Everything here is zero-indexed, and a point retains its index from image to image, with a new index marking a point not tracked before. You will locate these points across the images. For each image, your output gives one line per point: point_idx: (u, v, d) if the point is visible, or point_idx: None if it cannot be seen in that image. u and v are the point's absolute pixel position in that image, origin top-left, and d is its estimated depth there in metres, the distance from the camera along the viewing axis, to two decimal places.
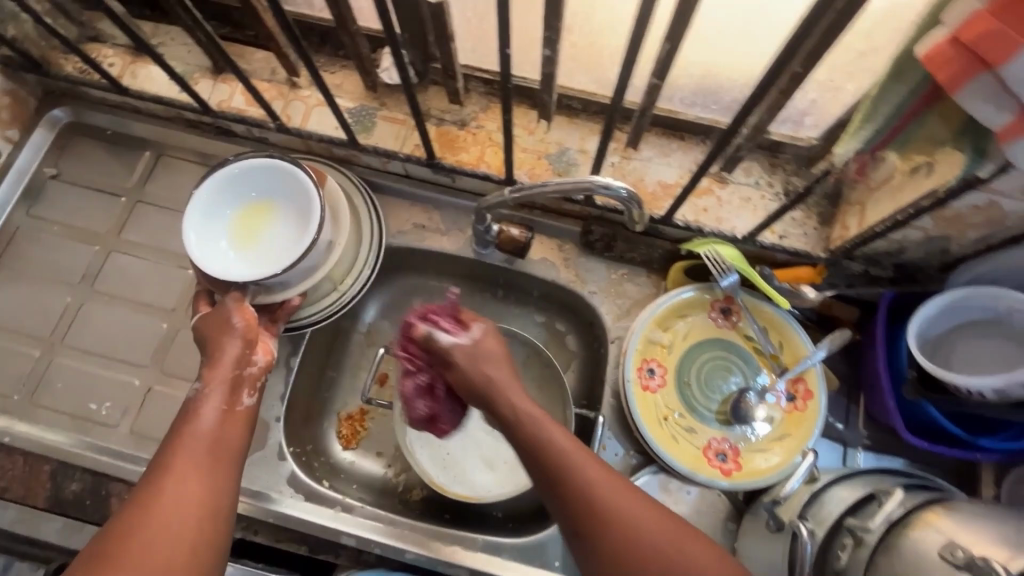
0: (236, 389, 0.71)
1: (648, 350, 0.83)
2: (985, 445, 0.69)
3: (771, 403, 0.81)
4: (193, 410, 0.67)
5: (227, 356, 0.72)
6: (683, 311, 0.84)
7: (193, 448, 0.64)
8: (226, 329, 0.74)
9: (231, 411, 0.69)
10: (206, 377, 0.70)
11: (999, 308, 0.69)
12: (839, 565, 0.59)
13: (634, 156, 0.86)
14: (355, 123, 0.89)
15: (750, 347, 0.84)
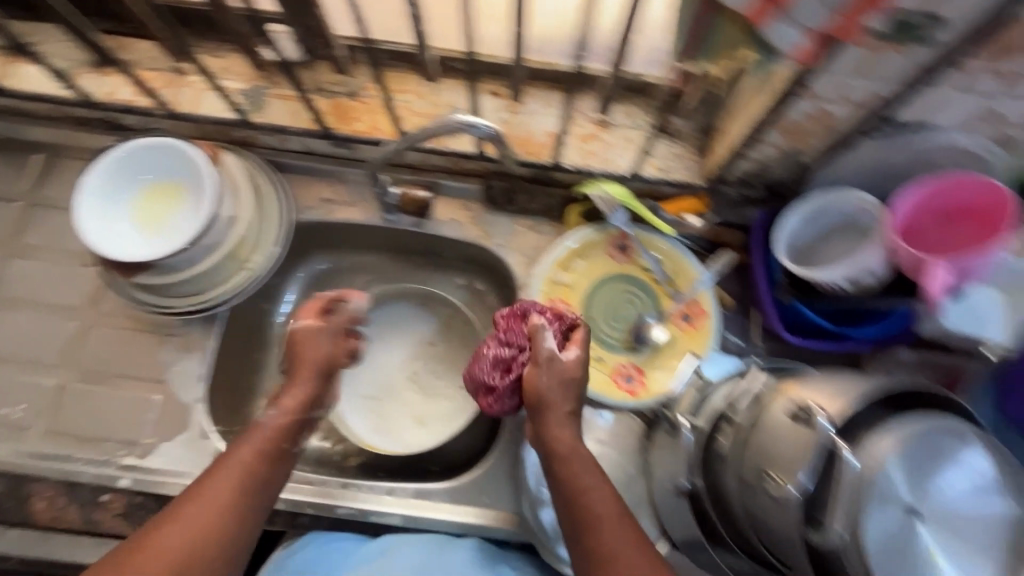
0: (296, 434, 0.69)
1: (552, 291, 0.88)
2: (853, 334, 0.77)
3: (672, 325, 0.86)
4: (228, 452, 0.64)
5: (297, 393, 0.71)
6: (582, 251, 0.89)
7: (230, 474, 0.62)
8: (320, 368, 0.74)
9: (288, 450, 0.67)
10: (280, 407, 0.69)
11: (851, 210, 0.75)
12: (718, 451, 0.63)
13: (522, 110, 0.89)
14: (248, 103, 0.88)
15: (647, 278, 0.89)
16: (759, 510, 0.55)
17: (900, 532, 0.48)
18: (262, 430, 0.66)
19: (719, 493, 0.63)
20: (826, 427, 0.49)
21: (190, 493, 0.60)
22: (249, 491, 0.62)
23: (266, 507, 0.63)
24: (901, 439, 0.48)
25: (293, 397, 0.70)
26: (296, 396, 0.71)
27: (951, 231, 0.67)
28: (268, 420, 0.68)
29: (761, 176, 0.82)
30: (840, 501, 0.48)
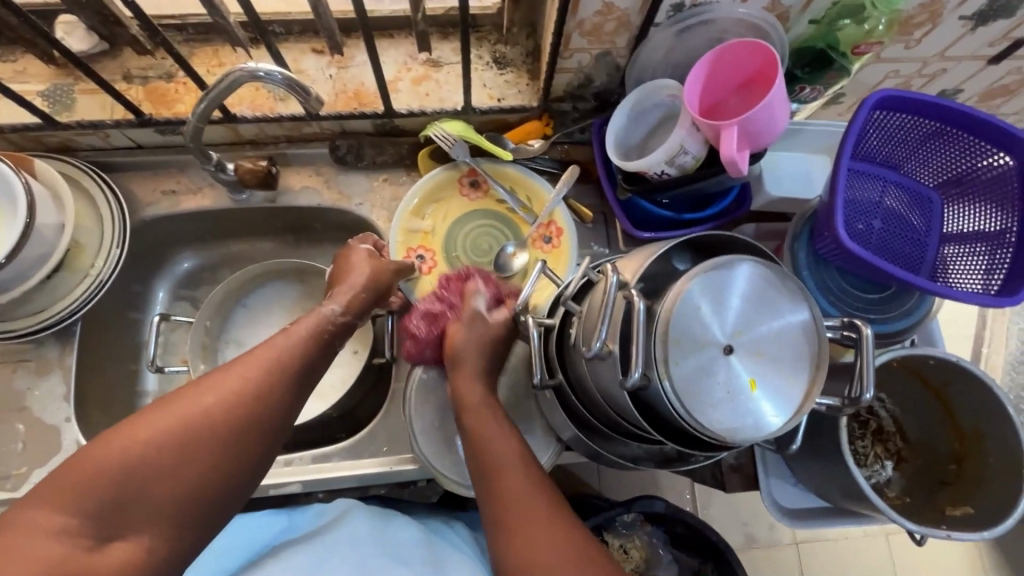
0: (346, 334, 0.70)
1: (411, 239, 0.89)
2: (690, 217, 0.82)
3: (534, 247, 0.90)
4: (308, 316, 0.67)
5: (355, 296, 0.72)
6: (435, 195, 0.91)
7: (278, 351, 0.62)
8: (374, 288, 0.75)
9: (333, 343, 0.68)
10: (343, 301, 0.71)
11: (667, 100, 0.79)
12: (570, 341, 0.66)
13: (350, 64, 0.88)
14: (53, 103, 0.83)
15: (504, 209, 0.92)
16: (600, 379, 0.59)
17: (702, 359, 0.53)
18: (323, 316, 0.68)
19: (577, 379, 0.67)
20: (614, 280, 0.52)
21: (237, 362, 0.60)
22: (291, 369, 0.62)
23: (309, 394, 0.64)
24: (691, 276, 0.53)
25: (335, 305, 0.70)
26: (358, 302, 0.73)
27: (748, 100, 0.72)
28: (331, 313, 0.69)
29: (587, 86, 0.85)
30: (636, 343, 0.50)
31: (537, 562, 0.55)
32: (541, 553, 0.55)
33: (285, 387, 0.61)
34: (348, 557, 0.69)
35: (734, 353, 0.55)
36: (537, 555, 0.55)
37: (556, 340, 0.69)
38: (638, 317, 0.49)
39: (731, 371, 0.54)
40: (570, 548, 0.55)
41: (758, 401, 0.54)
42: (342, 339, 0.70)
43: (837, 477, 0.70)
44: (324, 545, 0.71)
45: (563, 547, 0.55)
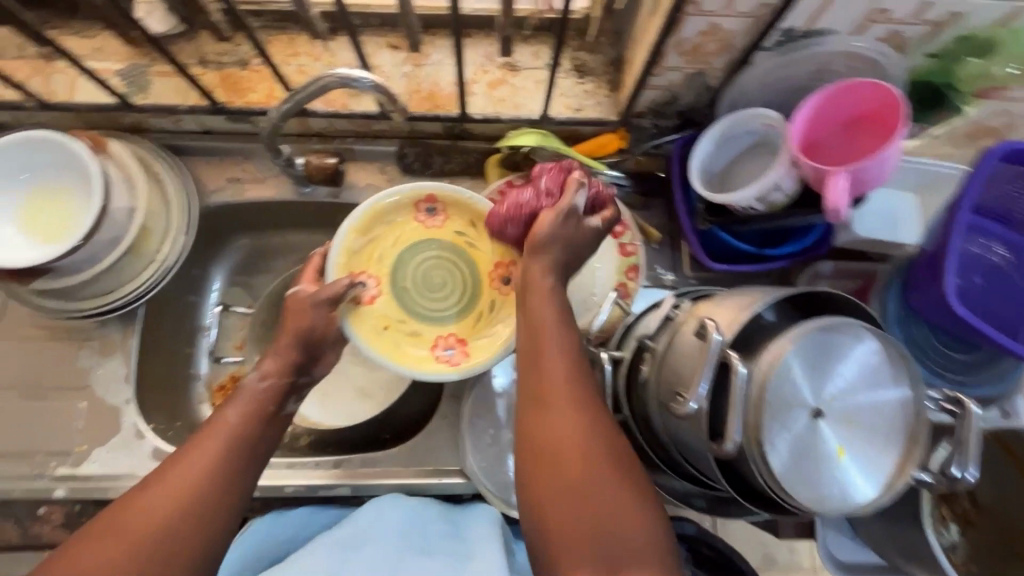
0: (281, 397, 0.64)
1: (353, 262, 0.75)
2: (772, 254, 0.78)
3: (491, 287, 0.78)
4: (239, 397, 0.63)
5: (277, 358, 0.66)
6: (381, 216, 0.76)
7: (217, 441, 0.58)
8: (302, 336, 0.66)
9: (274, 415, 0.63)
10: (263, 368, 0.65)
11: (759, 128, 0.76)
12: (641, 378, 0.64)
13: (425, 62, 0.85)
14: (128, 84, 0.82)
15: (458, 242, 0.78)
16: (674, 427, 0.57)
17: (793, 426, 0.51)
18: (248, 392, 0.63)
19: (645, 418, 0.64)
20: (716, 338, 0.48)
21: (171, 461, 0.56)
22: (232, 455, 0.58)
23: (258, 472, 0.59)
24: (795, 337, 0.50)
25: (256, 373, 0.64)
26: (279, 362, 0.66)
27: (854, 140, 0.69)
28: (253, 384, 0.63)
29: (672, 104, 0.81)
30: (732, 410, 0.46)
31: (576, 475, 0.50)
32: (581, 465, 0.51)
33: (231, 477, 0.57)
34: (375, 553, 0.66)
35: (825, 420, 0.52)
36: (576, 468, 0.51)
37: (625, 375, 0.67)
38: (739, 382, 0.46)
39: (822, 441, 0.52)
40: (610, 470, 0.51)
41: (846, 469, 0.52)
42: (280, 404, 0.64)
43: (902, 538, 0.68)
44: (354, 537, 0.68)
45: (605, 466, 0.51)
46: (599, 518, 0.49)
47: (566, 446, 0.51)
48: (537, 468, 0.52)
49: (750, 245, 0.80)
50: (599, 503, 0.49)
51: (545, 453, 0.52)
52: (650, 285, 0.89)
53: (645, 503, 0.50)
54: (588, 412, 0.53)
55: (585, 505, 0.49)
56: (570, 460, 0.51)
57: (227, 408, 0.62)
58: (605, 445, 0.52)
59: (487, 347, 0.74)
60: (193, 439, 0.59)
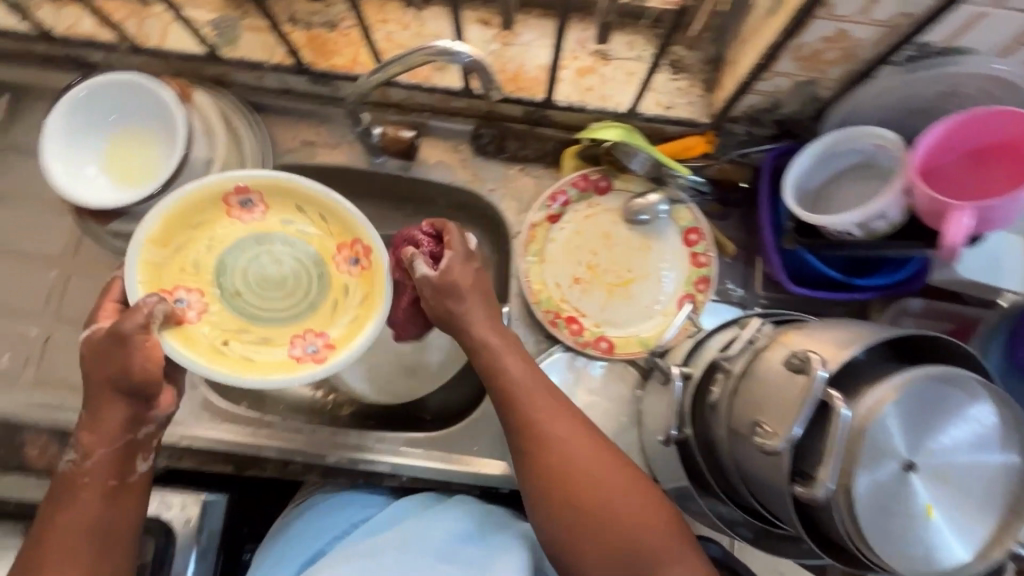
0: (118, 464, 0.60)
1: (162, 270, 0.71)
2: (860, 284, 0.73)
3: (340, 272, 0.76)
4: (79, 482, 0.59)
5: (93, 433, 0.59)
6: (199, 214, 0.73)
7: (66, 541, 0.57)
8: (120, 387, 0.58)
9: (121, 486, 0.60)
10: (87, 444, 0.59)
11: (868, 148, 0.70)
12: (710, 400, 0.61)
13: (514, 41, 0.82)
14: (218, 35, 0.82)
15: (291, 232, 0.76)
16: (747, 459, 0.54)
17: (882, 478, 0.47)
18: (78, 471, 0.59)
19: (710, 442, 0.61)
20: (823, 374, 0.45)
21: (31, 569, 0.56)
22: (85, 548, 0.57)
23: (113, 555, 0.58)
24: (898, 386, 0.47)
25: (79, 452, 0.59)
26: (106, 430, 0.59)
27: (976, 173, 0.64)
28: (77, 465, 0.59)
29: (771, 112, 0.76)
30: (829, 454, 0.44)
31: (599, 505, 0.59)
32: (597, 493, 0.59)
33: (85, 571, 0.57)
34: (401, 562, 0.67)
35: (917, 474, 0.48)
36: (595, 495, 0.59)
37: (692, 393, 0.64)
38: (841, 425, 0.43)
39: (912, 497, 0.48)
40: (621, 486, 0.60)
41: (941, 530, 0.48)
42: (124, 474, 0.60)
43: None
44: (372, 546, 0.70)
45: (613, 483, 0.60)
46: (628, 536, 0.58)
47: (576, 479, 0.60)
48: (560, 508, 0.59)
49: (837, 272, 0.75)
50: (624, 520, 0.58)
51: (562, 495, 0.59)
52: (718, 300, 0.85)
53: (655, 500, 0.60)
54: (582, 442, 0.62)
55: (613, 529, 0.58)
56: (588, 493, 0.59)
57: (64, 501, 0.58)
58: (607, 466, 0.61)
59: (350, 332, 0.73)
60: (40, 541, 0.57)
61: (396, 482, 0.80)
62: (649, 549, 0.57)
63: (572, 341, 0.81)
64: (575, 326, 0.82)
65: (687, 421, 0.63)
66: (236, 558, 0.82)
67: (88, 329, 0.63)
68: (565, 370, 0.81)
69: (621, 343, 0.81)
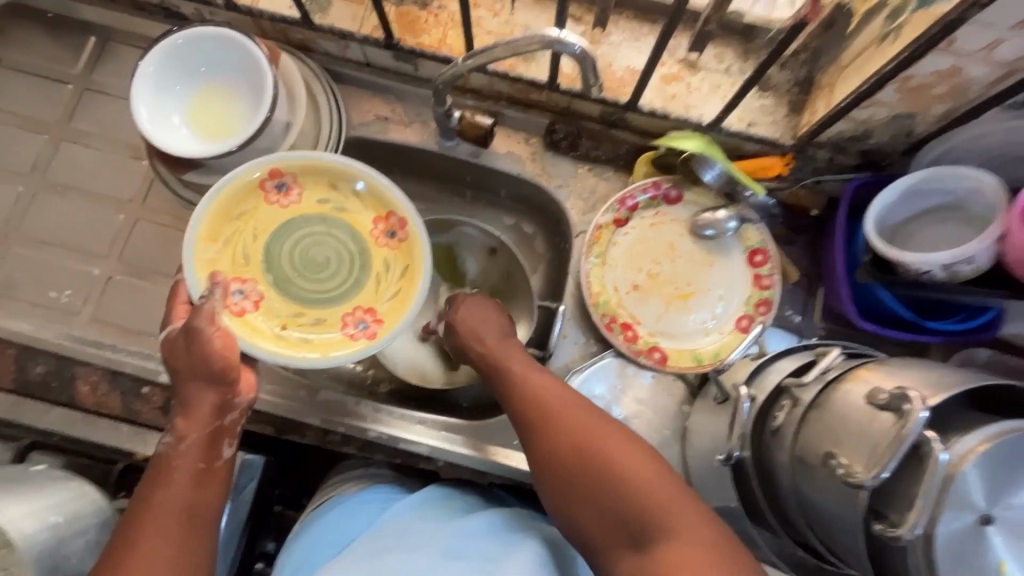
0: (207, 448, 0.60)
1: (218, 266, 0.70)
2: (931, 327, 0.72)
3: (377, 244, 0.74)
4: (170, 465, 0.58)
5: (186, 418, 0.60)
6: (240, 201, 0.71)
7: (157, 519, 0.55)
8: (209, 371, 0.60)
9: (209, 469, 0.60)
10: (179, 429, 0.60)
11: (959, 190, 0.69)
12: (773, 426, 0.60)
13: (604, 40, 0.81)
14: (311, 1, 0.82)
15: (328, 209, 0.74)
16: (814, 489, 0.53)
17: (960, 530, 0.46)
18: (166, 456, 0.59)
19: (768, 466, 0.60)
20: (922, 415, 0.43)
21: (117, 553, 0.53)
22: (175, 524, 0.55)
23: (202, 536, 0.57)
24: (990, 437, 0.45)
25: (168, 439, 0.60)
26: (196, 417, 0.60)
27: None
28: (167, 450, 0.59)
29: (860, 141, 0.74)
30: (921, 497, 0.42)
31: (594, 464, 0.57)
32: (590, 453, 0.58)
33: (177, 548, 0.54)
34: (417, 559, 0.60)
35: (993, 527, 0.47)
36: (593, 452, 0.57)
37: (753, 417, 0.62)
38: (937, 468, 0.42)
39: (987, 547, 0.47)
40: (615, 447, 0.58)
41: None
42: (210, 459, 0.60)
43: None
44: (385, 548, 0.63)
45: (607, 442, 0.58)
46: (627, 493, 0.55)
47: (570, 440, 0.59)
48: (561, 473, 0.59)
49: (907, 312, 0.73)
50: (624, 479, 0.55)
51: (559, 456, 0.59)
52: (775, 325, 0.83)
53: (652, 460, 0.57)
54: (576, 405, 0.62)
55: (610, 487, 0.56)
56: (580, 453, 0.58)
57: (152, 485, 0.57)
58: (596, 424, 0.60)
59: (397, 307, 0.72)
60: (129, 525, 0.55)
61: (432, 466, 0.81)
62: (649, 510, 0.53)
63: (625, 347, 0.80)
64: (629, 332, 0.81)
65: (746, 444, 0.62)
66: (264, 518, 0.83)
67: (163, 331, 0.63)
68: (614, 376, 0.81)
69: (674, 356, 0.80)
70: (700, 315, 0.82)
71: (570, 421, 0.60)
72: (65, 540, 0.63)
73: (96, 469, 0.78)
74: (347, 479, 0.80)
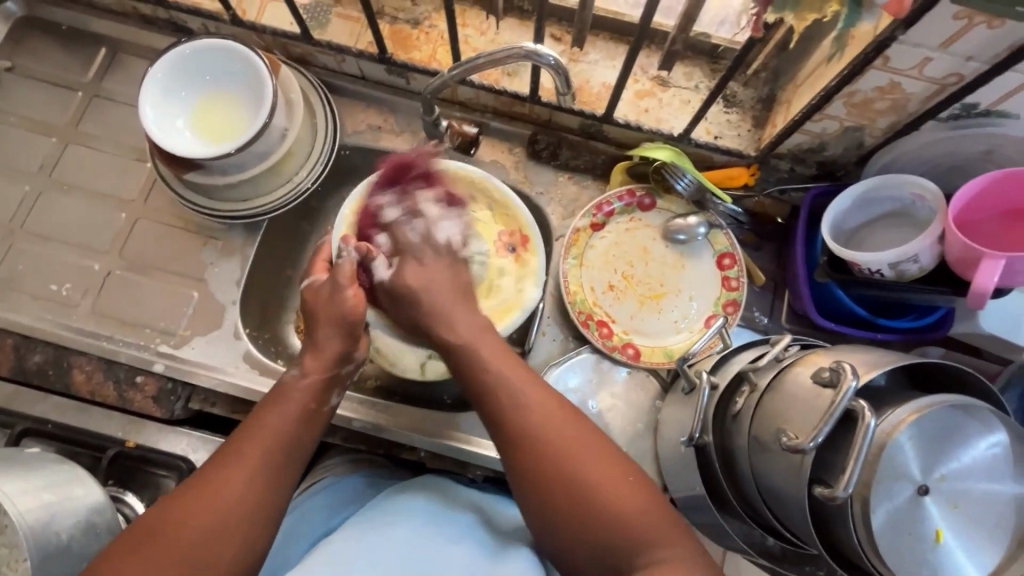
0: (322, 393, 0.66)
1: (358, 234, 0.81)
2: (883, 324, 0.77)
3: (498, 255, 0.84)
4: (291, 393, 0.64)
5: (317, 354, 0.67)
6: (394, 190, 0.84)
7: (268, 437, 0.60)
8: (341, 320, 0.68)
9: (317, 411, 0.65)
10: (306, 365, 0.67)
11: (906, 197, 0.74)
12: (733, 410, 0.64)
13: (582, 59, 0.88)
14: (310, 19, 0.89)
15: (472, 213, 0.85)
16: (767, 465, 0.56)
17: (896, 499, 0.50)
18: (290, 387, 0.65)
19: (729, 449, 0.64)
20: (852, 385, 0.48)
21: (227, 458, 0.58)
22: (277, 449, 0.60)
23: (294, 469, 0.61)
24: (919, 409, 0.49)
25: (297, 370, 0.66)
26: (322, 359, 0.67)
27: (1011, 229, 0.68)
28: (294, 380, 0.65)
29: (816, 153, 0.80)
30: (852, 459, 0.47)
31: (568, 476, 0.56)
32: (578, 476, 0.56)
33: (273, 471, 0.59)
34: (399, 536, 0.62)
35: (930, 497, 0.50)
36: (566, 467, 0.56)
37: (716, 403, 0.66)
38: (865, 434, 0.46)
39: (924, 516, 0.50)
40: (603, 470, 0.56)
41: (948, 553, 0.51)
42: (320, 401, 0.66)
43: None
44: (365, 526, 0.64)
45: (594, 462, 0.57)
46: (604, 510, 0.54)
47: (534, 437, 0.58)
48: (534, 475, 0.57)
49: (862, 310, 0.79)
50: (593, 491, 0.55)
51: (542, 475, 0.57)
52: (743, 326, 0.88)
53: (641, 484, 0.56)
54: (568, 419, 0.59)
55: (600, 510, 0.54)
56: (568, 480, 0.56)
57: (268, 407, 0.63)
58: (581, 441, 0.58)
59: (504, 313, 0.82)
60: (243, 437, 0.61)
61: (415, 456, 0.85)
62: (640, 533, 0.53)
63: (600, 344, 0.84)
64: (605, 329, 0.86)
65: (709, 429, 0.66)
66: None
67: (307, 279, 0.73)
68: (590, 371, 0.85)
69: (647, 352, 0.85)
70: (673, 315, 0.87)
71: (555, 435, 0.58)
72: (58, 517, 0.66)
73: (85, 456, 0.81)
74: (332, 466, 0.83)
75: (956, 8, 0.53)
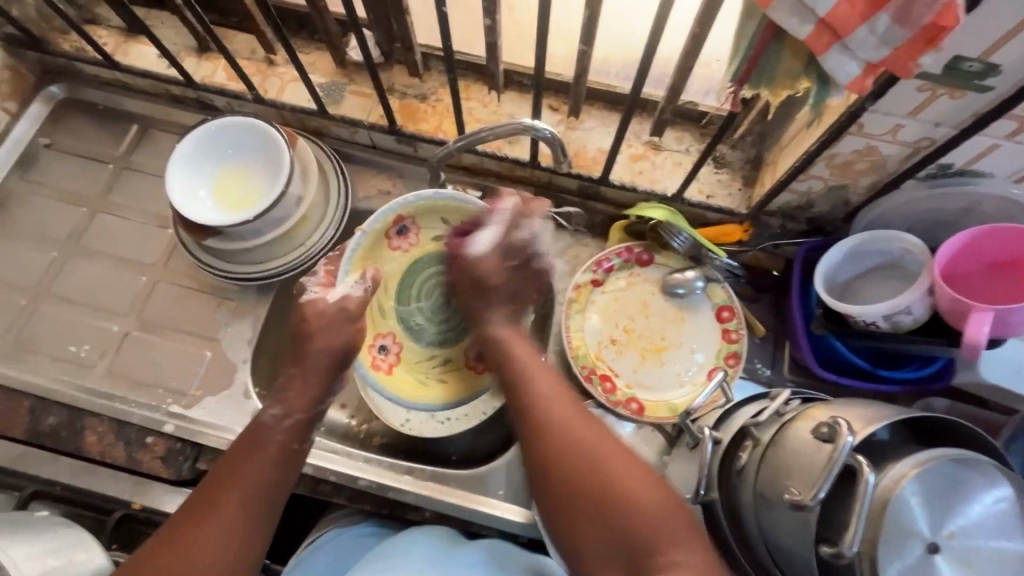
0: (305, 432, 0.68)
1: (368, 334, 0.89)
2: (884, 376, 0.78)
3: None
4: (272, 434, 0.66)
5: (299, 396, 0.70)
6: (372, 253, 0.89)
7: (246, 476, 0.62)
8: (332, 358, 0.73)
9: (296, 451, 0.67)
10: (287, 406, 0.69)
11: (893, 251, 0.77)
12: (737, 465, 0.64)
13: (578, 126, 0.93)
14: (327, 96, 0.96)
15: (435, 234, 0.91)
16: (773, 523, 0.56)
17: (907, 559, 0.49)
18: (264, 426, 0.66)
19: (736, 507, 0.63)
20: (846, 441, 0.49)
21: (213, 494, 0.60)
22: (259, 489, 0.62)
23: (274, 510, 0.62)
24: (918, 463, 0.49)
25: (276, 409, 0.68)
26: (302, 398, 0.70)
27: (999, 281, 0.71)
28: (271, 421, 0.67)
29: (804, 210, 0.84)
30: (854, 516, 0.47)
31: (600, 489, 0.57)
32: (598, 471, 0.58)
33: (258, 505, 0.61)
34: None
35: (940, 554, 0.50)
36: (596, 482, 0.57)
37: (720, 458, 0.66)
38: (865, 489, 0.47)
39: None
40: (631, 475, 0.57)
41: None
42: (301, 441, 0.68)
43: None
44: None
45: (615, 459, 0.59)
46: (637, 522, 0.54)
47: (568, 453, 0.60)
48: (564, 496, 0.59)
49: (863, 362, 0.80)
50: (621, 501, 0.56)
51: (579, 500, 0.58)
52: (746, 378, 0.89)
53: (662, 486, 0.57)
54: (602, 442, 0.60)
55: (622, 510, 0.55)
56: (581, 464, 0.59)
57: (246, 448, 0.65)
58: (600, 438, 0.61)
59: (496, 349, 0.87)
60: (222, 474, 0.62)
61: (420, 517, 0.84)
62: (663, 538, 0.53)
63: (603, 398, 0.85)
64: (608, 384, 0.87)
65: (714, 486, 0.65)
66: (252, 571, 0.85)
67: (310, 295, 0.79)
68: None
69: (651, 407, 0.86)
70: (678, 368, 0.88)
71: (577, 440, 0.61)
72: None
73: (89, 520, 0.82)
74: (341, 519, 0.84)
75: (919, 81, 0.58)
